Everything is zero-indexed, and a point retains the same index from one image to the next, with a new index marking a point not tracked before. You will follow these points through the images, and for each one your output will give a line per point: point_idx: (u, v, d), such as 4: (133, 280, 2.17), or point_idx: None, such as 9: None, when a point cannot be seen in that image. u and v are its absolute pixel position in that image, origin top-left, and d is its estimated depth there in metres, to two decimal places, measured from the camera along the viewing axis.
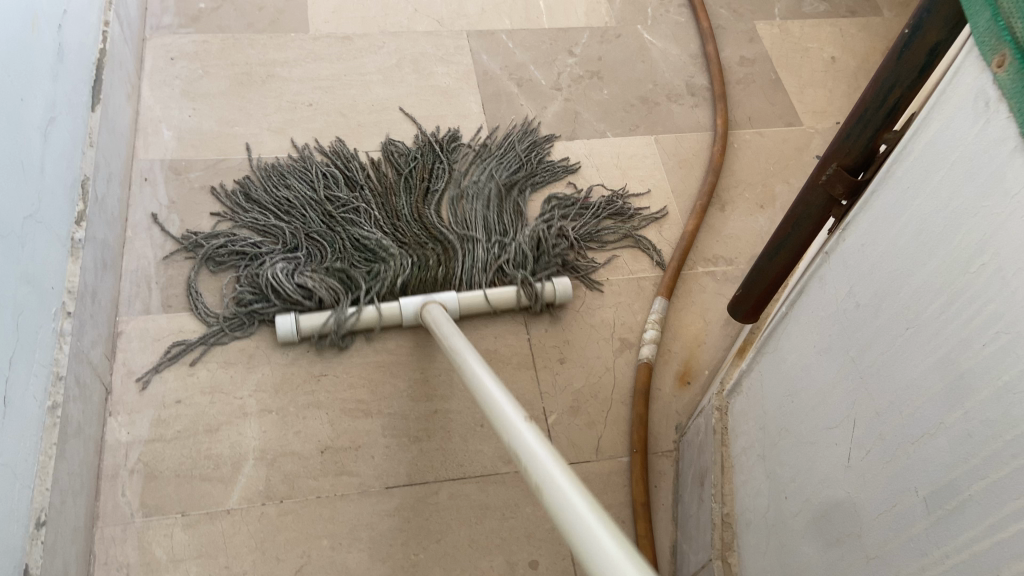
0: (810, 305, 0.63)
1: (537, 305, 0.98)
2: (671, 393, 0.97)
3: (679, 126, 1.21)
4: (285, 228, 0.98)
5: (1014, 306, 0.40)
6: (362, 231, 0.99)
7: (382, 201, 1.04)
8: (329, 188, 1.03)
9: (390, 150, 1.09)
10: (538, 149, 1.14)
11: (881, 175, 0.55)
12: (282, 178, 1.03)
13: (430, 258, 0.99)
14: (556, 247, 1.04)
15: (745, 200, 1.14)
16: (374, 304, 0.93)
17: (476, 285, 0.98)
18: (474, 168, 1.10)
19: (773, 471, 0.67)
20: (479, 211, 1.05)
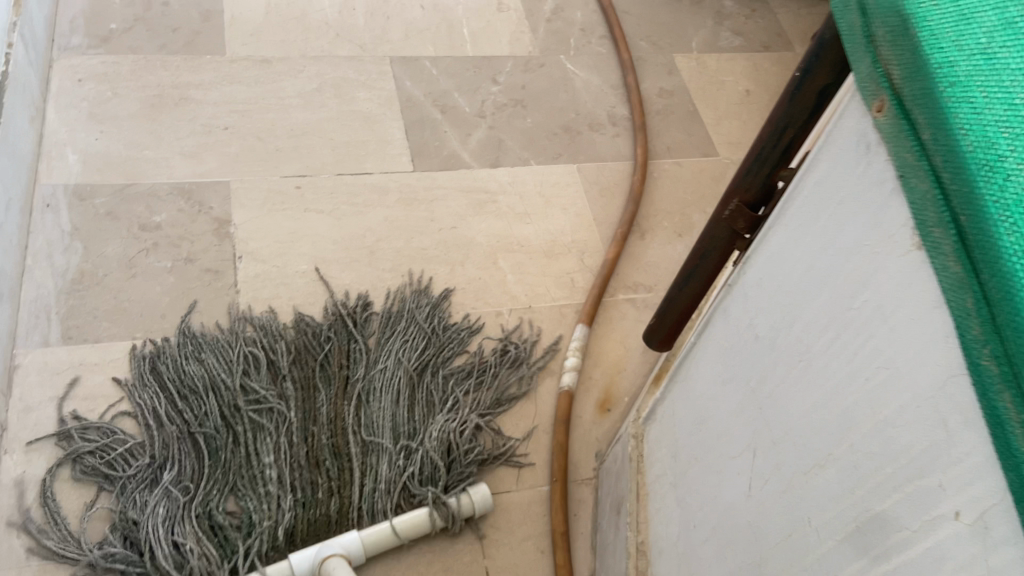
0: (715, 336, 0.65)
1: (455, 523, 0.84)
2: (591, 421, 0.97)
3: (600, 154, 1.23)
4: (175, 441, 0.82)
5: (891, 342, 0.42)
6: (258, 454, 0.83)
7: (296, 397, 0.88)
8: (232, 386, 0.87)
9: (301, 327, 0.94)
10: (436, 317, 0.99)
11: (777, 211, 0.57)
12: (179, 369, 0.87)
13: (328, 484, 0.83)
14: (468, 452, 0.89)
15: (664, 228, 1.16)
16: (261, 569, 0.75)
17: (379, 513, 0.82)
18: (384, 347, 0.94)
19: (684, 498, 0.68)
20: (391, 410, 0.89)
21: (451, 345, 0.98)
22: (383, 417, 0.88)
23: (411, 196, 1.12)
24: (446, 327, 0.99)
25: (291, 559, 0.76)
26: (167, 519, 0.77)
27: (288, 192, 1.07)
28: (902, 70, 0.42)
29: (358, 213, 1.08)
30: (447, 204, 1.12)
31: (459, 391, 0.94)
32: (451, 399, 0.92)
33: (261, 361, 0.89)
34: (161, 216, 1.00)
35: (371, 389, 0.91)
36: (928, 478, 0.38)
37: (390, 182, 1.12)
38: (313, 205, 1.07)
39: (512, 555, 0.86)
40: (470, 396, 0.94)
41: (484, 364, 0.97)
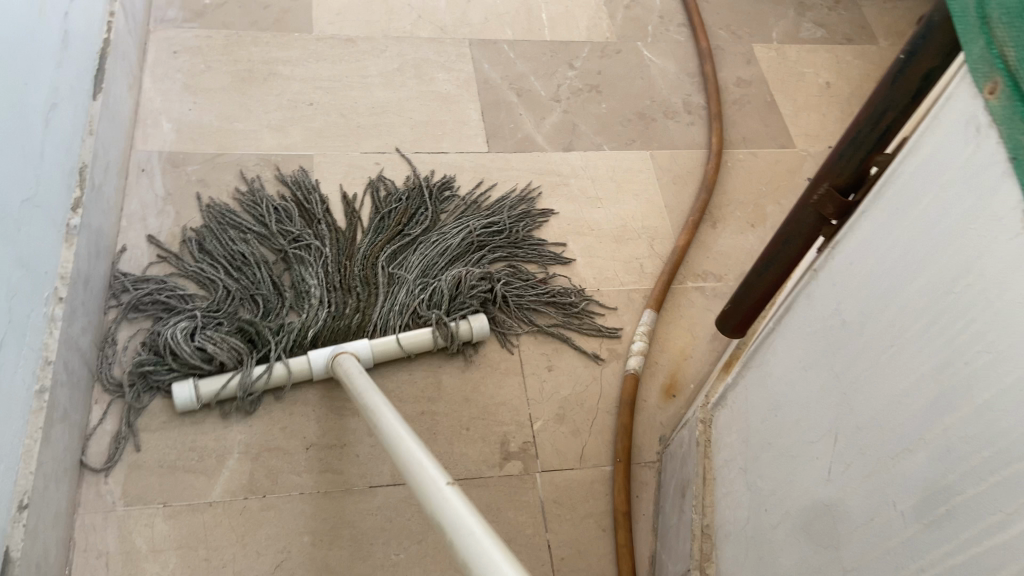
0: (796, 321, 0.65)
1: (453, 344, 0.94)
2: (656, 405, 0.98)
3: (674, 143, 1.23)
4: (229, 262, 0.95)
5: (995, 327, 0.41)
6: (301, 274, 0.95)
7: (334, 238, 1.00)
8: (292, 224, 1.00)
9: (371, 189, 1.06)
10: (529, 220, 1.09)
11: (871, 196, 0.56)
12: (249, 209, 1.00)
13: (354, 302, 0.95)
14: (476, 288, 0.98)
15: (736, 218, 1.16)
16: (282, 361, 0.87)
17: (391, 329, 0.93)
18: (455, 219, 1.06)
19: (755, 483, 0.68)
20: (417, 255, 1.00)
21: (522, 223, 1.08)
22: (418, 263, 0.99)
23: (485, 176, 1.13)
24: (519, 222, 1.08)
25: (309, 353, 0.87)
26: (206, 321, 0.88)
27: (367, 167, 1.10)
28: (1019, 51, 0.41)
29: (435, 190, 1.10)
30: (521, 185, 1.13)
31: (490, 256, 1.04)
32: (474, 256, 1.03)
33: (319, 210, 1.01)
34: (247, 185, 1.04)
35: (409, 240, 1.02)
36: None
37: (465, 161, 1.14)
38: (391, 180, 1.09)
39: (574, 531, 0.87)
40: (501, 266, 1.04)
41: (546, 274, 1.05)
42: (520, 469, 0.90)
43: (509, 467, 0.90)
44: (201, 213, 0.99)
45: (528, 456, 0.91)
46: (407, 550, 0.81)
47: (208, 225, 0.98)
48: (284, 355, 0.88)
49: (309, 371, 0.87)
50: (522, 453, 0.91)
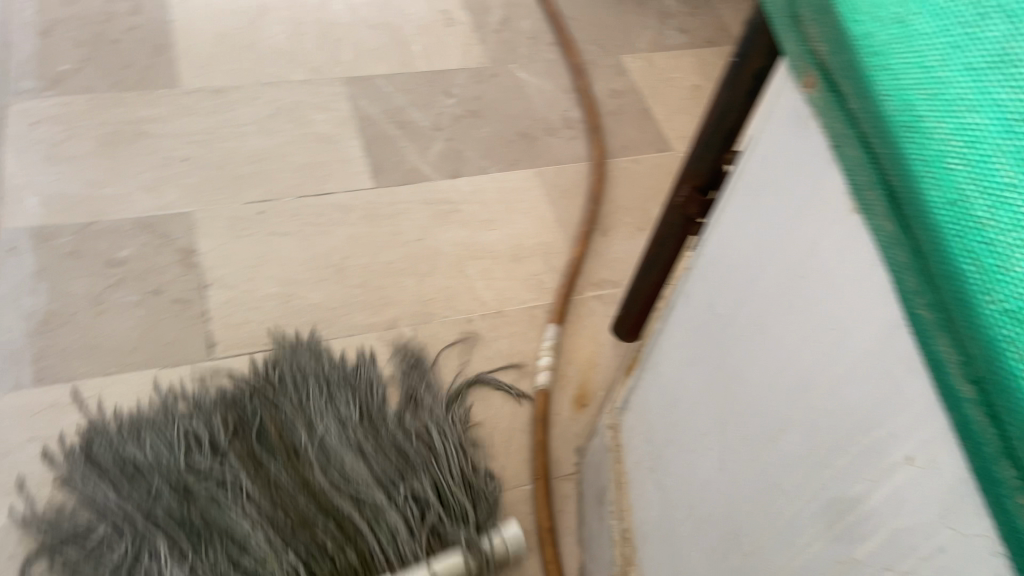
0: (677, 320, 0.67)
1: (491, 568, 0.80)
2: (568, 417, 0.99)
3: (558, 158, 1.25)
4: (136, 515, 0.77)
5: (836, 305, 0.44)
6: (225, 518, 0.76)
7: (243, 465, 0.82)
8: (175, 465, 0.81)
9: (222, 397, 0.88)
10: (369, 370, 0.93)
11: (726, 193, 0.59)
12: (131, 453, 0.82)
13: (320, 534, 0.77)
14: (456, 480, 0.85)
15: (625, 224, 1.19)
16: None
17: (409, 557, 0.78)
18: (330, 399, 0.89)
19: (661, 480, 0.70)
20: (358, 455, 0.84)
21: (375, 390, 0.92)
22: (358, 472, 0.82)
23: (373, 213, 1.13)
24: (361, 375, 0.93)
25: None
26: None
27: (251, 218, 1.08)
28: (826, 45, 0.44)
29: (324, 232, 1.09)
30: (411, 217, 1.13)
31: (409, 422, 0.90)
32: (422, 432, 0.88)
33: (202, 431, 0.84)
34: (125, 251, 1.01)
35: (316, 447, 0.84)
36: (880, 428, 0.40)
37: (353, 200, 1.13)
38: (277, 228, 1.08)
39: None
40: (413, 421, 0.90)
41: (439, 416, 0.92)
42: None
43: None
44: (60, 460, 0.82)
45: None
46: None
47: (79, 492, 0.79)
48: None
49: None
50: None
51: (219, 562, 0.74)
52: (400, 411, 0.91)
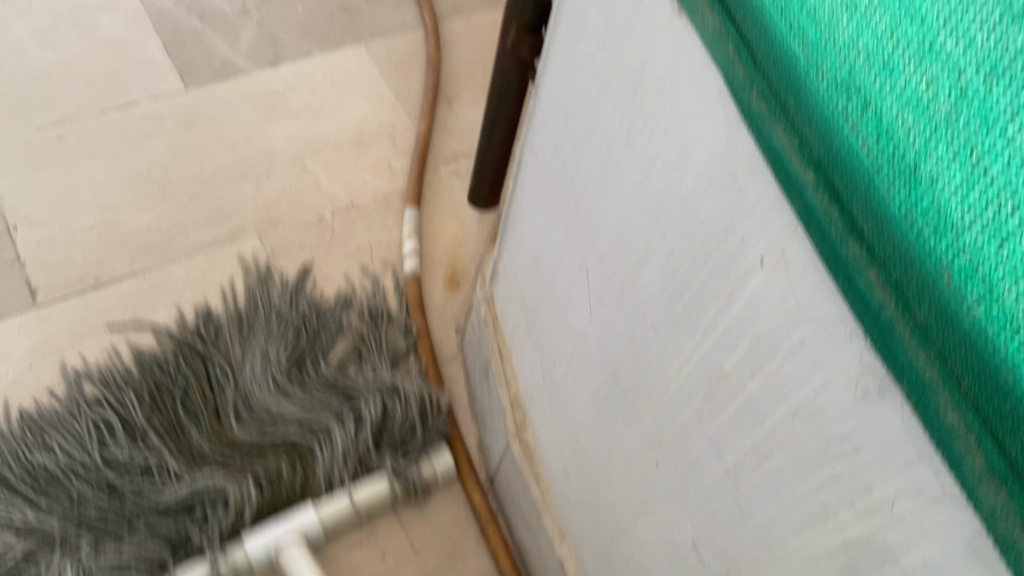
0: (529, 174, 0.64)
1: (418, 491, 0.79)
2: (443, 299, 0.96)
3: (385, 29, 1.17)
4: (58, 521, 0.71)
5: (675, 120, 0.41)
6: (158, 493, 0.72)
7: (164, 438, 0.76)
8: (90, 462, 0.74)
9: (138, 364, 0.80)
10: (320, 295, 0.89)
11: (552, 26, 0.55)
12: (42, 455, 0.74)
13: (260, 479, 0.75)
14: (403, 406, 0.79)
15: (469, 90, 1.13)
16: (224, 556, 0.71)
17: (337, 482, 0.77)
18: (255, 337, 0.82)
19: (539, 339, 0.68)
20: (294, 396, 0.79)
21: (315, 324, 0.85)
22: (291, 412, 0.78)
23: (191, 118, 1.02)
24: (320, 314, 0.86)
25: (246, 545, 0.72)
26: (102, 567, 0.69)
27: (50, 144, 0.95)
28: None
29: (138, 147, 0.98)
30: (236, 116, 1.03)
31: (355, 353, 0.85)
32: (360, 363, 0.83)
33: (110, 415, 0.76)
34: None
35: (246, 397, 0.79)
36: (731, 237, 0.38)
37: (165, 107, 1.02)
38: (83, 151, 0.96)
39: None
40: (361, 351, 0.85)
41: (391, 325, 0.88)
42: None
43: None
44: None
45: None
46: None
47: None
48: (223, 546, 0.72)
49: (251, 564, 0.72)
50: None
51: (161, 533, 0.71)
52: (347, 337, 0.86)
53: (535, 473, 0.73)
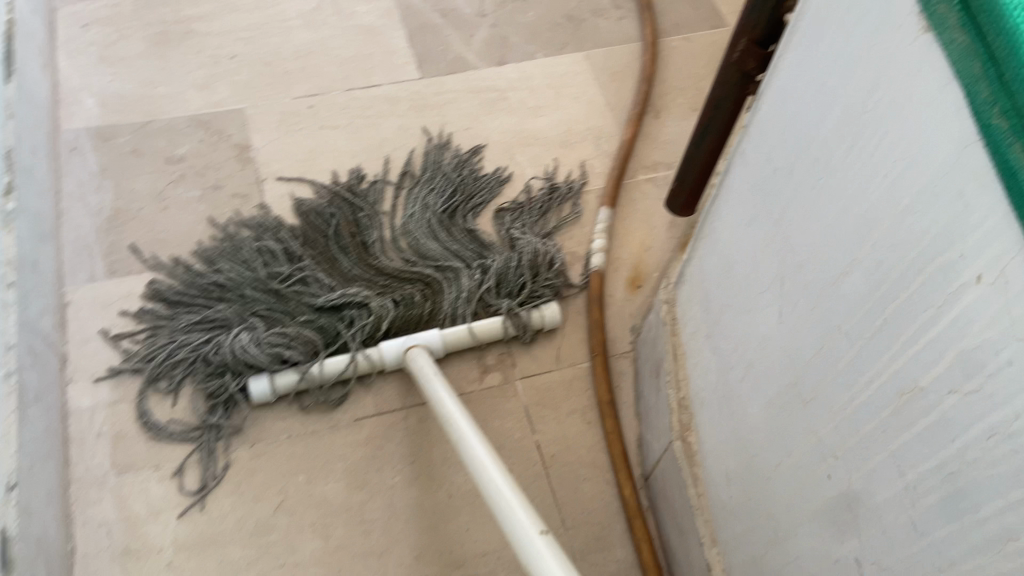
0: (734, 183, 0.65)
1: (526, 334, 0.94)
2: (623, 298, 0.99)
3: (606, 40, 1.22)
4: (229, 309, 0.90)
5: (905, 135, 0.42)
6: (315, 299, 0.92)
7: (321, 264, 0.95)
8: (259, 273, 0.93)
9: (303, 211, 0.99)
10: (468, 167, 1.06)
11: (785, 39, 0.56)
12: (221, 271, 0.93)
13: (402, 299, 0.93)
14: (519, 263, 0.96)
15: (678, 105, 1.16)
16: (364, 352, 0.89)
17: (460, 317, 0.93)
18: (409, 195, 1.02)
19: (719, 344, 0.70)
20: (433, 240, 0.98)
21: (458, 198, 1.02)
22: (433, 250, 0.97)
23: (421, 103, 1.12)
24: (474, 179, 1.05)
25: (381, 346, 0.89)
26: (262, 340, 0.87)
27: (302, 112, 1.09)
28: None
29: (374, 123, 1.09)
30: (459, 105, 1.13)
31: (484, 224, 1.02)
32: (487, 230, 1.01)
33: (275, 245, 0.95)
34: (183, 148, 1.03)
35: (393, 242, 0.99)
36: (949, 253, 0.39)
37: (400, 91, 1.13)
38: (328, 121, 1.08)
39: (558, 430, 0.90)
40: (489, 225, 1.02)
41: (525, 204, 1.03)
42: (500, 380, 0.92)
43: (489, 380, 0.92)
44: (144, 301, 0.92)
45: (506, 367, 0.93)
46: (383, 409, 0.89)
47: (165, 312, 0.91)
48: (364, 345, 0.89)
49: (386, 362, 0.89)
50: (500, 365, 0.93)
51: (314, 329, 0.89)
52: (481, 210, 1.03)
53: (695, 475, 0.74)
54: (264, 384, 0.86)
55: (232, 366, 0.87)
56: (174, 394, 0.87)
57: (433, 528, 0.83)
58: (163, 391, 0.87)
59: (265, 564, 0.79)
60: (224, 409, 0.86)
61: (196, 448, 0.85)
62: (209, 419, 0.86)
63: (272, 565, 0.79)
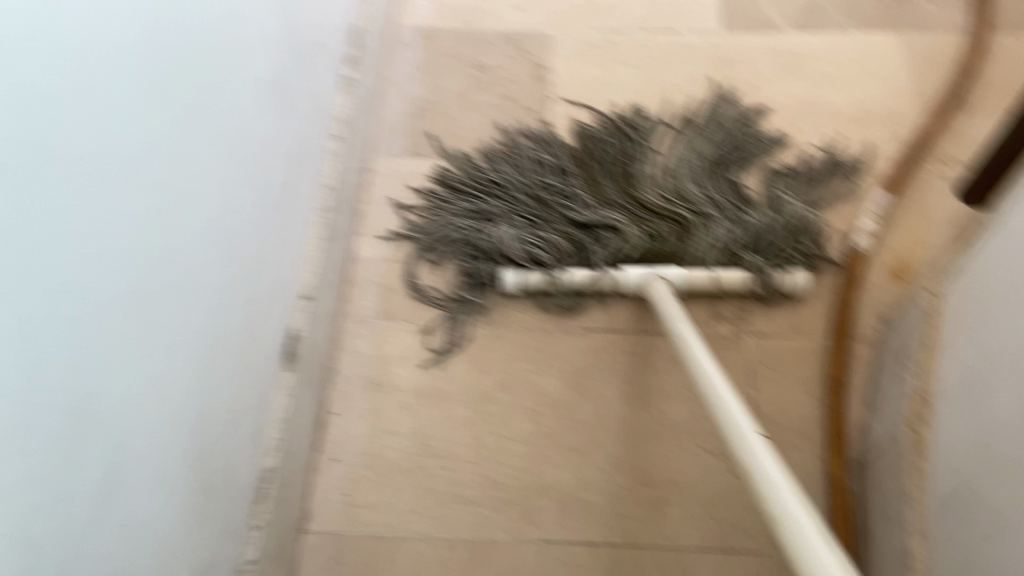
0: None
1: (768, 293, 0.93)
2: (880, 287, 0.95)
3: (930, 24, 1.15)
4: (497, 206, 0.99)
5: None
6: (573, 214, 0.97)
7: (585, 185, 1.00)
8: (529, 181, 1.00)
9: (580, 134, 1.04)
10: (748, 124, 1.05)
11: None
12: (498, 171, 1.02)
13: (654, 233, 0.95)
14: (778, 225, 0.95)
15: (997, 104, 1.06)
16: (608, 272, 0.92)
17: (706, 263, 0.94)
18: (683, 138, 1.03)
19: (982, 336, 0.65)
20: (697, 184, 0.98)
21: (731, 150, 1.02)
22: (694, 194, 0.97)
23: (717, 55, 1.13)
24: (751, 136, 1.04)
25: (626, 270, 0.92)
26: (520, 239, 0.95)
27: (601, 44, 1.14)
28: None
29: (667, 66, 1.12)
30: (754, 64, 1.12)
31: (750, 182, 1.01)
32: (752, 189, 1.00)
33: (549, 160, 1.02)
34: (491, 58, 1.14)
35: (659, 178, 0.99)
36: None
37: (699, 40, 1.15)
38: (624, 56, 1.13)
39: (776, 392, 0.89)
40: (755, 184, 1.01)
41: (798, 171, 1.01)
42: (731, 331, 0.93)
43: (720, 327, 0.93)
44: (429, 184, 1.04)
45: (741, 320, 0.93)
46: (614, 326, 0.94)
47: (443, 196, 1.01)
48: (608, 265, 0.94)
49: (627, 286, 0.92)
50: (735, 316, 0.94)
51: (567, 241, 0.95)
52: (752, 167, 1.02)
53: (918, 466, 0.71)
54: (513, 276, 0.94)
55: (490, 255, 0.96)
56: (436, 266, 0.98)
57: (634, 445, 0.87)
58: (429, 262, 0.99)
59: (480, 429, 0.89)
60: (476, 289, 0.96)
61: (445, 314, 0.95)
62: (461, 293, 0.95)
63: (485, 432, 0.89)
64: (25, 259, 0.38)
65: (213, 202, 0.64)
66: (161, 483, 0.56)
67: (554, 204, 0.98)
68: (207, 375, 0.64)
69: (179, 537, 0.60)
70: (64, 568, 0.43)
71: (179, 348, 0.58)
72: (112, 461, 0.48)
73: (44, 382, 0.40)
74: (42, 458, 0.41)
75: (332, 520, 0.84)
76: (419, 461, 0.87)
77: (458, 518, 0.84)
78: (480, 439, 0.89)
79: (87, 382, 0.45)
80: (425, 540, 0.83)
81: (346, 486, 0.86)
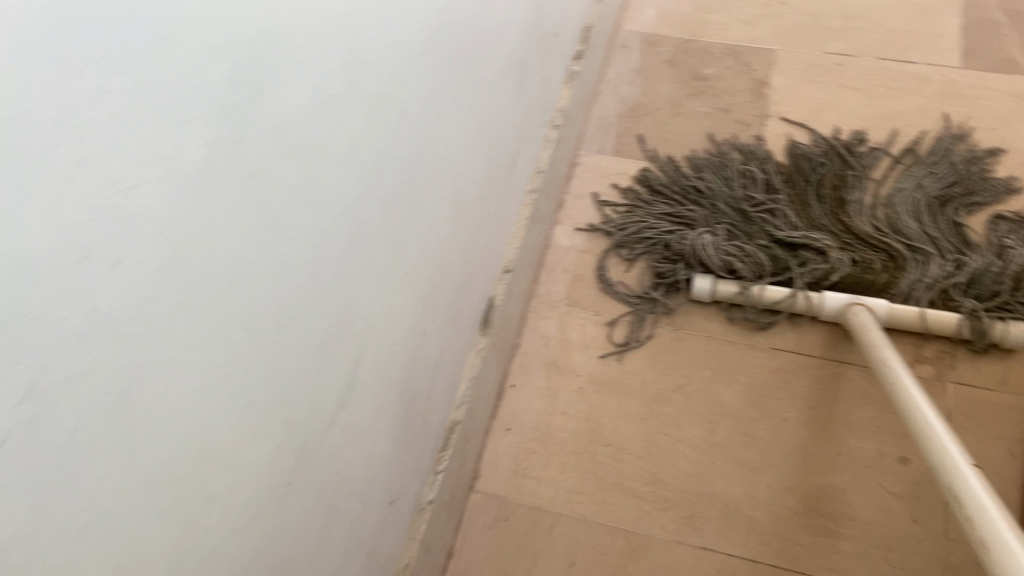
0: None
1: (980, 341, 0.87)
2: None
3: None
4: (698, 213, 0.99)
5: None
6: (777, 231, 0.95)
7: (793, 203, 0.98)
8: (734, 192, 1.00)
9: (793, 154, 1.02)
10: (980, 164, 0.99)
11: None
12: (703, 179, 1.02)
13: (861, 261, 0.91)
14: (1004, 271, 0.88)
15: None
16: (805, 293, 0.91)
17: (915, 300, 0.89)
18: (904, 171, 1.00)
19: None
20: (914, 219, 0.94)
21: (957, 188, 0.97)
22: (910, 228, 0.93)
23: (951, 90, 1.08)
24: (982, 176, 0.98)
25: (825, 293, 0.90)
26: (719, 247, 0.94)
27: (827, 67, 1.13)
28: None
29: (894, 96, 1.09)
30: (993, 103, 1.06)
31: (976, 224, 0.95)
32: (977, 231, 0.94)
33: (758, 173, 1.01)
34: (710, 70, 1.15)
35: (870, 208, 0.97)
36: None
37: (933, 74, 1.10)
38: (849, 81, 1.11)
39: (977, 448, 0.83)
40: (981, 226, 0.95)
41: None
42: (930, 375, 0.88)
43: (918, 370, 0.88)
44: (632, 184, 1.06)
45: (943, 365, 0.88)
46: (805, 351, 0.92)
47: (645, 197, 1.03)
48: (807, 286, 0.91)
49: (823, 310, 0.90)
50: (937, 361, 0.89)
51: (767, 256, 0.93)
52: (978, 209, 0.96)
53: None
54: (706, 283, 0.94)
55: (686, 258, 0.96)
56: (629, 263, 1.00)
57: (809, 472, 0.85)
58: (623, 258, 1.01)
59: (651, 426, 0.90)
60: (665, 290, 0.97)
61: (631, 310, 0.97)
62: (651, 292, 0.97)
63: (658, 430, 0.89)
64: (324, 214, 0.47)
65: (458, 162, 0.69)
66: (359, 455, 0.59)
67: (757, 218, 0.97)
68: (415, 354, 0.67)
69: (385, 463, 0.66)
70: (305, 455, 0.50)
71: (413, 291, 0.64)
72: (317, 439, 0.51)
73: (301, 327, 0.46)
74: (309, 355, 0.48)
75: (499, 486, 0.88)
76: (588, 446, 0.89)
77: (619, 508, 0.85)
78: (651, 435, 0.89)
79: (350, 302, 0.52)
80: (584, 523, 0.85)
81: (516, 455, 0.90)
